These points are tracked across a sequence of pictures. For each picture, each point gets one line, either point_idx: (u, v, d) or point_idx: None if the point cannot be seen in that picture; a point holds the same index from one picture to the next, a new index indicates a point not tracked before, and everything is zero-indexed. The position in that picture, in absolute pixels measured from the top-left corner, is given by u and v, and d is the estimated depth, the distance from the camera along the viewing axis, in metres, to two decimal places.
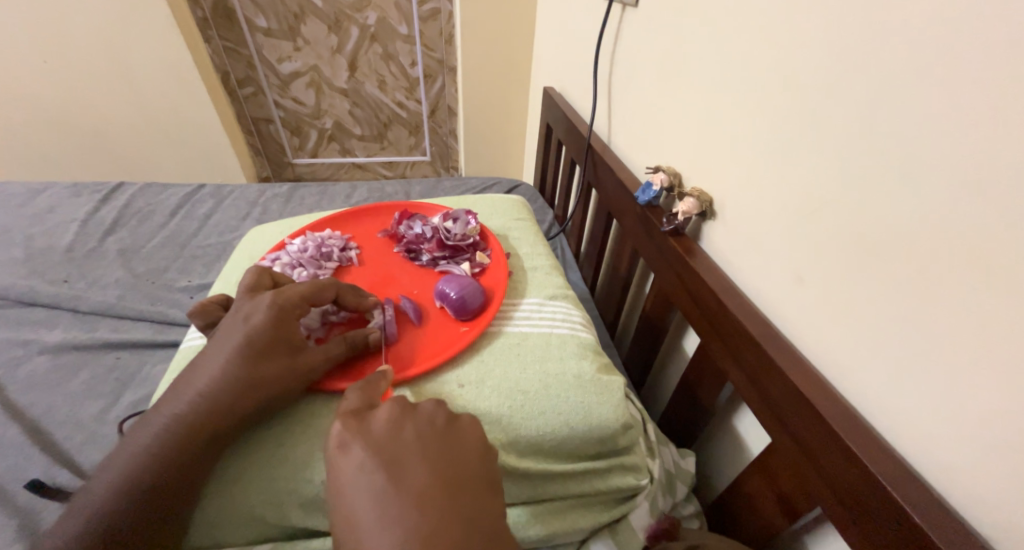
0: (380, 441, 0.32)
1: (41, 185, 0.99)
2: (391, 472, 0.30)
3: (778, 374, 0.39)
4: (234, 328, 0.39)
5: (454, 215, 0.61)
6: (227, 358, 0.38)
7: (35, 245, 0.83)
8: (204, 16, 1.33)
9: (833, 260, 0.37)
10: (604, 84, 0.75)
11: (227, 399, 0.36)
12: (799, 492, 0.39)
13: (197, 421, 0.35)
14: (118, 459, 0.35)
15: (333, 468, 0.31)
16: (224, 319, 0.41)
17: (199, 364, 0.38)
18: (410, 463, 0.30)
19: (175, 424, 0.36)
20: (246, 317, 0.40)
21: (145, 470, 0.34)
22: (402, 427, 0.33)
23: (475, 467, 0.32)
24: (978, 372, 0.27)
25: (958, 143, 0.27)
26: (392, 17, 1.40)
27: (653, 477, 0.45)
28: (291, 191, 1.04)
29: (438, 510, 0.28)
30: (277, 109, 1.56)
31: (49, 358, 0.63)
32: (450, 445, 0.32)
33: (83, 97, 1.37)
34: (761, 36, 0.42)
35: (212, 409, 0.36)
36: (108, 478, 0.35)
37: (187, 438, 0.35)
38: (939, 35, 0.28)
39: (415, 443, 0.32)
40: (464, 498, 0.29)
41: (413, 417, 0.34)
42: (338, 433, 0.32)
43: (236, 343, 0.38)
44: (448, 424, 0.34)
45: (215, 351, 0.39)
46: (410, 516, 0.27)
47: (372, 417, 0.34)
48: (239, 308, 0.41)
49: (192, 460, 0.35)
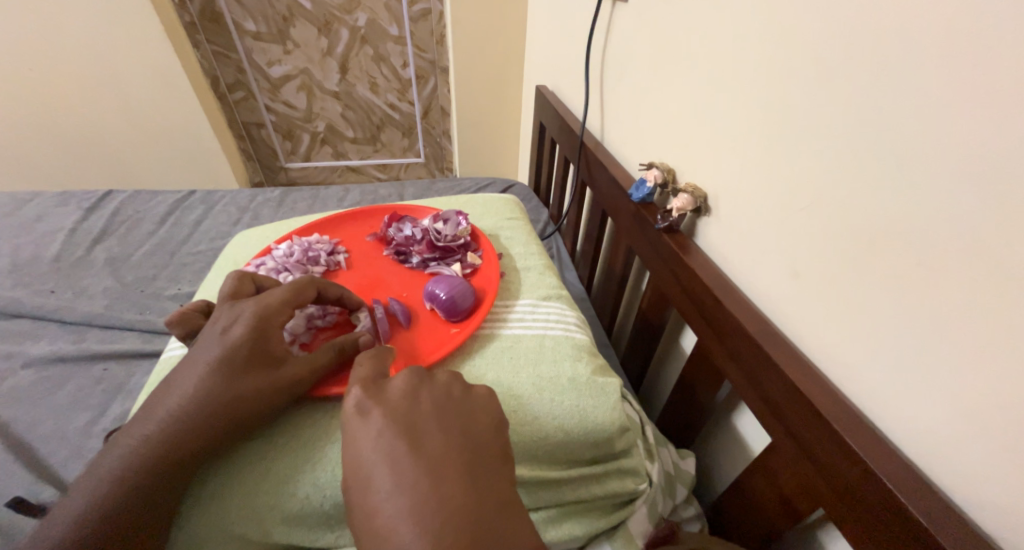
0: (398, 408, 0.31)
1: (28, 194, 0.98)
2: (408, 441, 0.29)
3: (777, 373, 0.38)
4: (212, 340, 0.38)
5: (444, 216, 0.60)
6: (205, 370, 0.37)
7: (22, 255, 0.82)
8: (192, 21, 1.32)
9: (828, 254, 0.36)
10: (596, 80, 0.74)
11: (206, 413, 0.36)
12: (799, 492, 0.38)
13: (173, 436, 0.35)
14: (90, 477, 0.34)
15: (348, 435, 0.30)
16: (204, 328, 0.40)
17: (176, 377, 0.38)
18: (427, 432, 0.30)
19: (151, 439, 0.35)
20: (224, 328, 0.39)
21: (118, 487, 0.33)
22: (420, 396, 0.32)
23: (490, 438, 0.31)
24: (982, 366, 0.27)
25: (954, 131, 0.27)
26: (383, 17, 1.39)
27: (652, 481, 0.44)
28: (282, 196, 1.04)
29: (452, 481, 0.28)
30: (269, 113, 1.55)
31: (35, 371, 0.62)
32: (466, 416, 0.32)
33: (71, 104, 1.36)
34: (753, 27, 0.41)
35: (190, 424, 0.35)
36: (79, 500, 0.33)
37: (164, 453, 0.34)
38: (935, 20, 0.27)
39: (432, 412, 0.31)
40: (482, 468, 0.29)
41: (431, 386, 0.33)
42: (354, 399, 0.32)
43: (214, 356, 0.37)
44: (463, 394, 0.34)
45: (193, 363, 0.38)
46: (425, 486, 0.27)
47: (388, 384, 0.33)
48: (218, 317, 0.40)
49: (169, 476, 0.34)
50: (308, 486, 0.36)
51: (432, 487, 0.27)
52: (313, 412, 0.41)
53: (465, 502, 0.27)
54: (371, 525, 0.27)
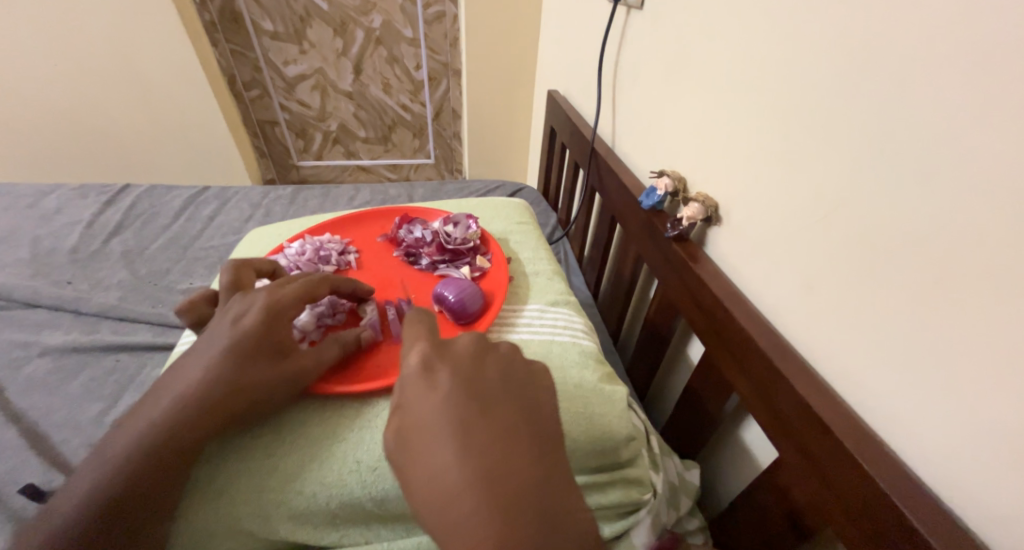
0: (468, 373, 0.32)
1: (48, 186, 1.00)
2: (479, 405, 0.30)
3: (785, 387, 0.38)
4: (223, 328, 0.39)
5: (454, 219, 0.61)
6: (218, 356, 0.37)
7: (41, 246, 0.83)
8: (212, 20, 1.34)
9: (841, 270, 0.35)
10: (608, 85, 0.74)
11: (216, 401, 0.36)
12: (808, 508, 0.38)
13: (183, 421, 0.35)
14: (96, 457, 0.34)
15: (414, 391, 0.31)
16: (216, 317, 0.41)
17: (187, 360, 0.38)
18: (495, 400, 0.31)
19: (155, 423, 0.35)
20: (236, 317, 0.39)
21: (123, 468, 0.33)
22: (485, 361, 0.33)
23: (545, 416, 0.32)
24: (997, 385, 0.26)
25: (979, 144, 0.26)
26: (398, 19, 1.40)
27: (657, 491, 0.43)
28: (294, 193, 1.05)
29: (518, 453, 0.28)
30: (283, 112, 1.57)
31: (50, 360, 0.63)
32: (527, 388, 0.33)
33: (91, 99, 1.38)
34: (770, 38, 0.41)
35: (196, 413, 0.35)
36: (78, 488, 0.33)
37: (170, 437, 0.34)
38: (955, 32, 0.27)
39: (498, 382, 0.32)
40: (542, 439, 0.30)
41: (495, 354, 0.34)
42: (422, 357, 0.32)
43: (223, 344, 0.38)
44: (524, 367, 0.35)
45: (202, 350, 0.38)
46: (496, 452, 0.28)
47: (453, 347, 0.34)
48: (230, 306, 0.41)
49: (170, 464, 0.34)
50: (314, 484, 0.36)
51: (502, 455, 0.28)
52: (321, 410, 0.41)
53: (529, 476, 0.28)
54: (428, 478, 0.27)
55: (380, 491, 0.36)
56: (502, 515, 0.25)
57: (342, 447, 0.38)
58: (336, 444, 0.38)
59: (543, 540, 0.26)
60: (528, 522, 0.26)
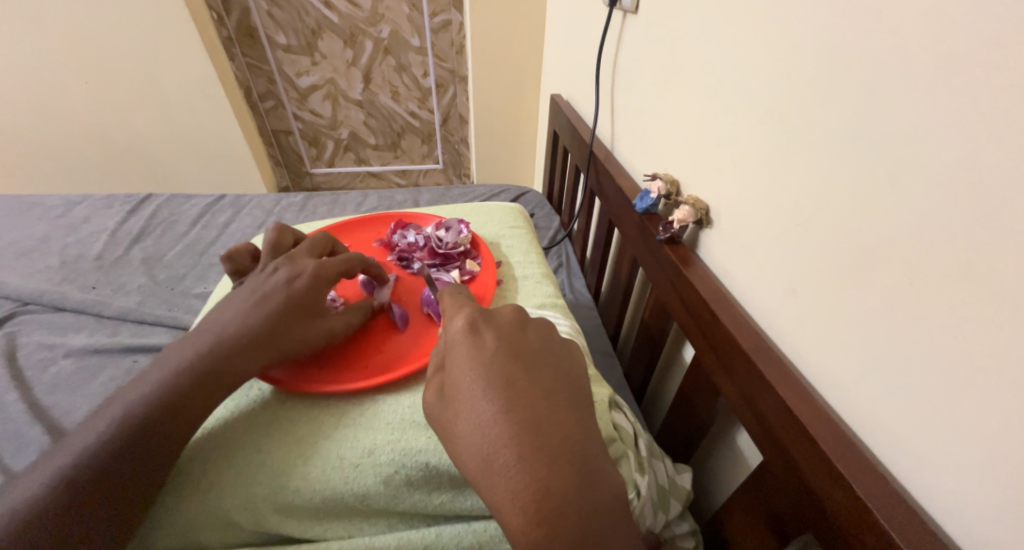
0: (508, 337, 0.35)
1: (77, 197, 1.06)
2: (522, 363, 0.33)
3: (767, 390, 0.38)
4: (278, 284, 0.45)
5: (446, 224, 0.64)
6: (267, 311, 0.43)
7: (69, 253, 0.89)
8: (229, 35, 1.40)
9: (826, 277, 0.35)
10: (606, 90, 0.75)
11: (253, 349, 0.42)
12: (789, 513, 0.37)
13: (227, 358, 0.41)
14: (136, 385, 0.39)
15: (461, 347, 0.34)
16: (261, 274, 0.47)
17: (233, 309, 0.44)
18: (534, 361, 0.34)
19: (202, 355, 0.41)
20: (289, 278, 0.46)
21: (174, 386, 0.39)
22: (526, 327, 0.36)
23: (578, 386, 0.35)
24: (975, 391, 0.25)
25: (957, 144, 0.25)
26: (405, 28, 1.44)
27: (640, 492, 0.40)
28: (305, 200, 1.09)
29: (555, 409, 0.31)
30: (297, 121, 1.63)
31: (74, 360, 0.67)
32: (563, 357, 0.36)
33: (119, 114, 1.46)
34: (755, 43, 0.41)
35: (247, 355, 0.42)
36: (50, 471, 0.34)
37: (209, 377, 0.40)
38: (928, 30, 0.26)
39: (535, 347, 0.35)
40: (578, 403, 0.33)
41: (534, 323, 0.38)
42: (469, 318, 0.35)
43: (278, 300, 0.44)
44: (561, 342, 0.37)
45: (246, 306, 0.44)
46: (536, 406, 0.30)
47: (495, 313, 0.37)
48: (278, 267, 0.47)
49: (158, 442, 0.36)
50: (302, 479, 0.37)
51: (541, 410, 0.30)
52: (309, 409, 0.42)
53: (567, 430, 0.30)
54: (471, 430, 0.30)
55: (367, 486, 0.37)
56: (540, 462, 0.28)
57: (329, 444, 0.39)
58: (323, 440, 0.39)
59: (577, 491, 0.28)
60: (563, 473, 0.28)
